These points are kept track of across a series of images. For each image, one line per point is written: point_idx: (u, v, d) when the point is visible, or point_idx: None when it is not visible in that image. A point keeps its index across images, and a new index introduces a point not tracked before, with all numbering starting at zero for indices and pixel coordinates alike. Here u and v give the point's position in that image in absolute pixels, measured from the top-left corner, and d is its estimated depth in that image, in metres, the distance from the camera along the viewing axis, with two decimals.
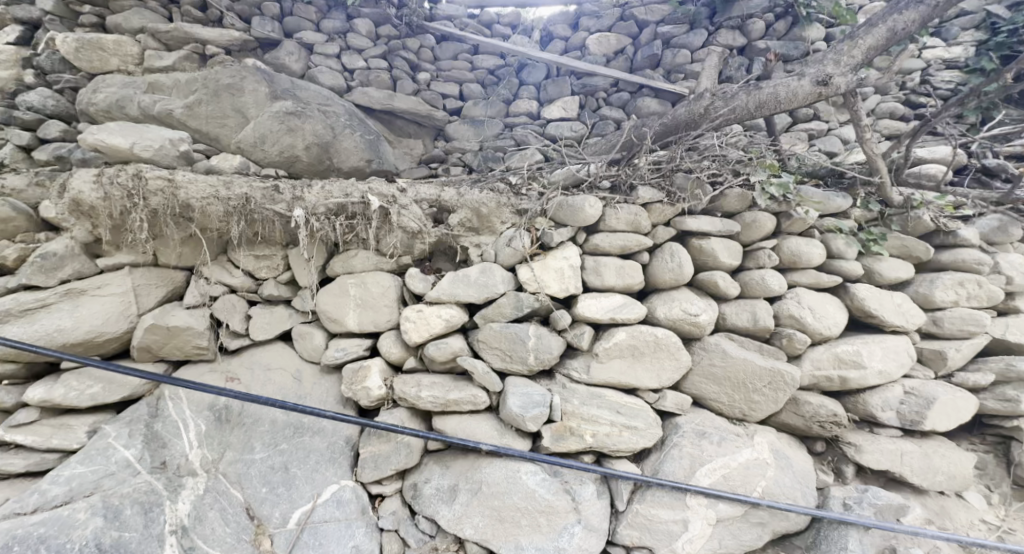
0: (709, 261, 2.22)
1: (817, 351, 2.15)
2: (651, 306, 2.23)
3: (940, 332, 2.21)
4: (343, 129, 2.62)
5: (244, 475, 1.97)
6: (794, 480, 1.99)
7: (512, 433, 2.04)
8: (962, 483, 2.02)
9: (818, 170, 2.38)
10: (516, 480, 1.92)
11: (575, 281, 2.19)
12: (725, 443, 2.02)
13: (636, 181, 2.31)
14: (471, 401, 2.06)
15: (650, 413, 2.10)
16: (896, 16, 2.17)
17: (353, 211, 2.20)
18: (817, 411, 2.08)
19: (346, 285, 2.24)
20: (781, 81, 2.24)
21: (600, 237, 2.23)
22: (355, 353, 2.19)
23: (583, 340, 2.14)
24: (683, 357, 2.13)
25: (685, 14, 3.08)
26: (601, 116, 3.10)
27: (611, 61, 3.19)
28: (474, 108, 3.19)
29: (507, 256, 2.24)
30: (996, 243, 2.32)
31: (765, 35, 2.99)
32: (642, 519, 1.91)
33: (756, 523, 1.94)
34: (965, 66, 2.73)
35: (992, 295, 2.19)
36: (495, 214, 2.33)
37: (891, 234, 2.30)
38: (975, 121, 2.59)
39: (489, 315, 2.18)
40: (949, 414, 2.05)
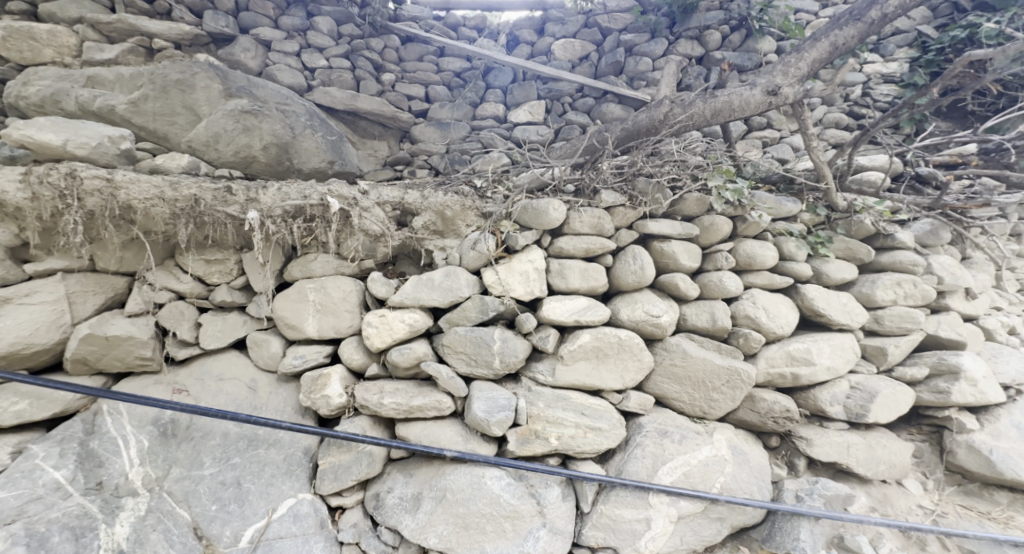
0: (669, 263, 2.28)
1: (771, 350, 2.24)
2: (614, 308, 2.27)
3: (881, 329, 2.34)
4: (303, 129, 2.54)
5: (191, 492, 1.86)
6: (750, 475, 2.06)
7: (477, 438, 2.02)
8: (902, 471, 2.15)
9: (770, 176, 2.49)
10: (480, 486, 1.90)
11: (539, 284, 2.19)
12: (686, 441, 2.07)
13: (599, 185, 2.33)
14: (435, 407, 2.03)
15: (614, 413, 2.13)
16: (837, 31, 2.30)
17: (312, 214, 2.13)
18: (771, 407, 2.16)
19: (304, 290, 2.16)
20: (735, 90, 2.34)
21: (564, 240, 2.25)
22: (314, 361, 2.12)
23: (549, 343, 2.14)
24: (645, 357, 2.18)
25: (646, 23, 3.16)
26: (567, 121, 3.13)
27: (576, 67, 3.23)
28: (440, 110, 3.16)
29: (472, 259, 2.22)
30: (928, 246, 2.48)
31: (721, 47, 3.11)
32: (606, 520, 1.93)
33: (715, 518, 1.99)
34: (900, 81, 2.92)
35: (927, 294, 2.33)
36: (460, 217, 2.33)
37: (837, 237, 2.43)
38: (909, 131, 2.79)
39: (454, 319, 2.16)
40: (890, 406, 2.17)
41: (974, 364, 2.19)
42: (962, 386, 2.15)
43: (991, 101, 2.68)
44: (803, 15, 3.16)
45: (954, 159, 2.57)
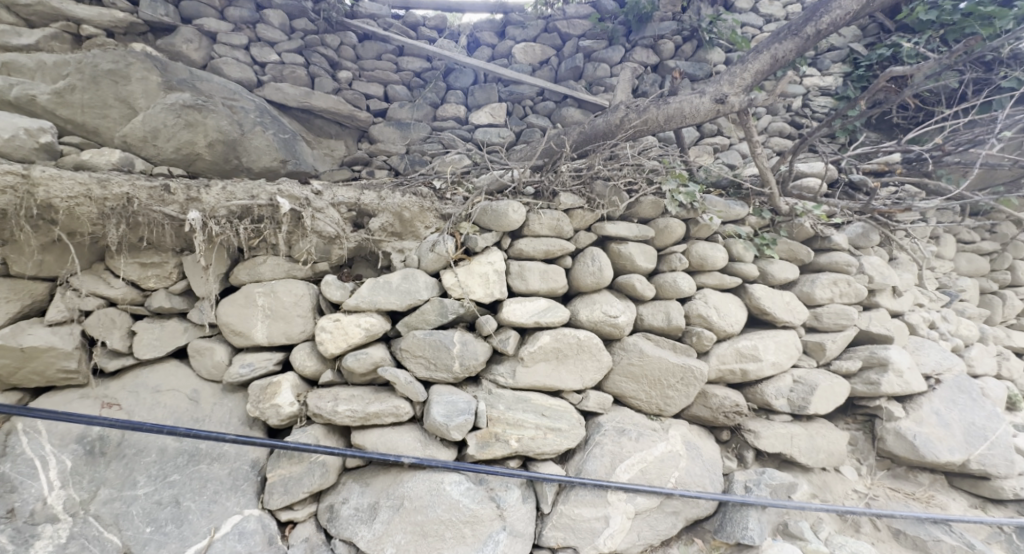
0: (626, 264, 2.33)
1: (722, 347, 2.34)
2: (574, 308, 2.30)
3: (820, 326, 2.49)
4: (253, 126, 2.42)
5: (122, 515, 1.73)
6: (703, 468, 2.13)
7: (436, 443, 1.99)
8: (839, 459, 2.29)
9: (720, 181, 2.60)
10: (439, 492, 1.87)
11: (499, 285, 2.19)
12: (642, 438, 2.12)
13: (557, 188, 2.35)
14: (393, 413, 1.98)
15: (574, 413, 2.16)
16: (777, 45, 2.43)
17: (260, 214, 2.03)
18: (723, 402, 2.24)
19: (252, 294, 2.06)
20: (686, 98, 2.41)
21: (524, 242, 2.26)
22: (263, 368, 2.02)
23: (509, 345, 2.14)
24: (604, 357, 2.22)
25: (604, 30, 3.23)
26: (528, 124, 3.14)
27: (537, 70, 3.25)
28: (400, 109, 3.10)
29: (430, 261, 2.19)
30: (860, 247, 2.67)
31: (675, 56, 3.22)
32: (567, 520, 1.94)
33: (671, 513, 2.05)
34: (835, 93, 3.13)
35: (859, 292, 2.51)
36: (418, 219, 2.29)
37: (780, 239, 2.57)
38: (844, 141, 2.98)
39: (412, 322, 2.13)
40: (829, 398, 2.31)
41: (900, 356, 2.37)
42: (891, 377, 2.32)
43: (913, 115, 2.91)
44: (749, 29, 3.32)
45: (881, 167, 2.77)
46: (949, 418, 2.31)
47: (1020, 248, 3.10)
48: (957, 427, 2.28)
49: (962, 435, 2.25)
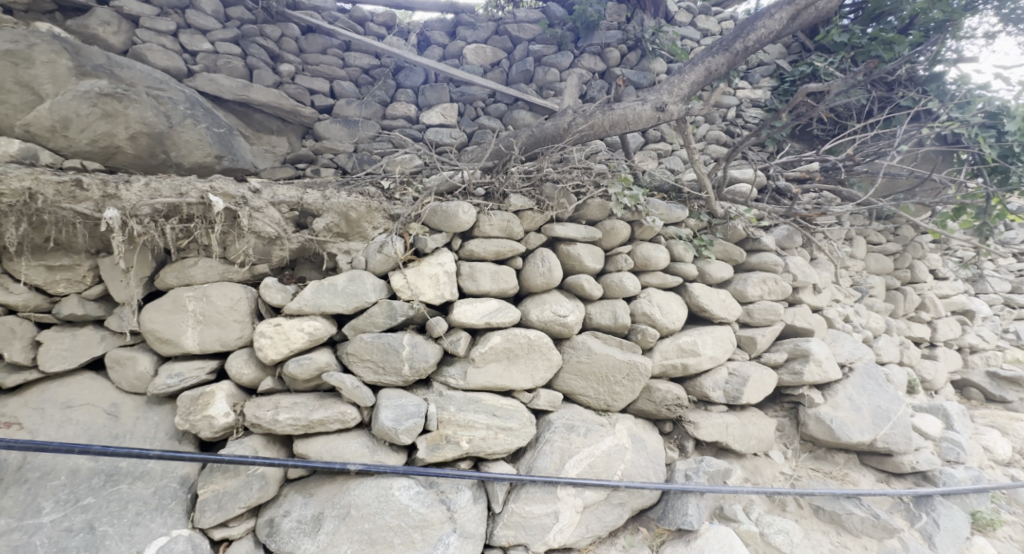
0: (575, 265, 2.39)
1: (664, 343, 2.46)
2: (524, 309, 2.33)
3: (752, 321, 2.68)
4: (182, 119, 2.27)
5: (24, 546, 1.56)
6: (647, 460, 2.23)
7: (385, 448, 1.96)
8: (768, 444, 2.47)
9: (662, 186, 2.73)
10: (387, 498, 1.84)
11: (449, 286, 2.18)
12: (590, 434, 2.18)
13: (507, 189, 2.38)
14: (339, 419, 1.92)
15: (525, 412, 2.19)
16: (711, 58, 2.59)
17: (189, 213, 1.91)
18: (665, 396, 2.35)
19: (182, 298, 1.93)
20: (629, 105, 2.52)
21: (474, 243, 2.26)
22: (194, 378, 1.90)
23: (459, 346, 2.14)
24: (553, 356, 2.26)
25: (553, 35, 3.30)
26: (480, 125, 3.15)
27: (487, 72, 3.26)
28: (347, 107, 3.01)
29: (378, 262, 2.15)
30: (786, 248, 2.89)
31: (621, 64, 3.35)
32: (517, 517, 1.97)
33: (617, 504, 2.12)
34: (764, 106, 3.37)
35: (785, 289, 2.72)
36: (366, 219, 2.23)
37: (716, 241, 2.73)
38: (772, 150, 3.21)
39: (360, 326, 2.08)
40: (759, 388, 2.49)
41: (819, 348, 2.59)
42: (812, 366, 2.53)
43: (830, 127, 3.19)
44: (688, 41, 3.51)
45: (803, 175, 3.00)
46: (860, 402, 2.55)
47: (918, 248, 3.48)
48: (866, 410, 2.52)
49: (870, 417, 2.49)
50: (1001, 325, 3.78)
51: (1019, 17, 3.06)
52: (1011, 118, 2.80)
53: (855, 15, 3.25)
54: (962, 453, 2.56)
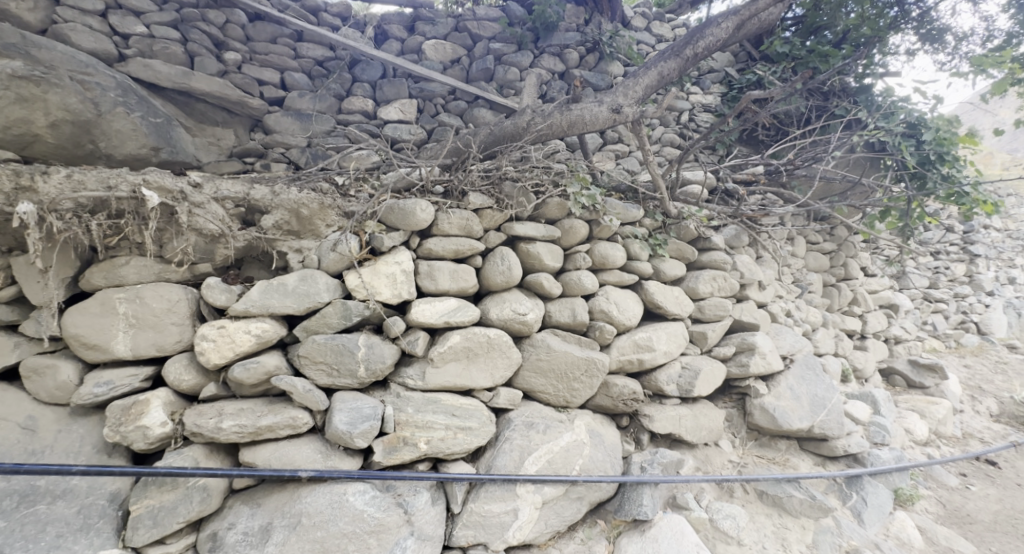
0: (535, 263, 2.40)
1: (621, 340, 2.52)
2: (484, 307, 2.32)
3: (703, 317, 2.79)
4: (113, 107, 2.10)
5: None
6: (604, 454, 2.27)
7: (339, 453, 1.90)
8: (717, 434, 2.59)
9: (619, 186, 2.79)
10: (341, 505, 1.79)
11: (407, 285, 2.14)
12: (549, 430, 2.20)
13: (466, 187, 2.36)
14: (290, 425, 1.85)
15: (484, 411, 2.18)
16: (663, 63, 2.68)
17: (120, 208, 1.78)
18: (622, 391, 2.41)
19: (111, 300, 1.80)
20: (587, 106, 2.56)
21: (433, 241, 2.23)
22: (126, 386, 1.77)
23: (417, 346, 2.11)
24: (513, 354, 2.27)
25: (513, 34, 3.30)
26: (440, 122, 3.10)
27: (447, 69, 3.21)
28: (300, 99, 2.88)
29: (332, 261, 2.08)
30: (734, 247, 3.02)
31: (579, 66, 3.40)
32: (476, 517, 1.96)
33: (575, 499, 2.15)
34: (715, 111, 3.49)
35: (733, 286, 2.85)
36: (319, 216, 2.16)
37: (670, 240, 2.82)
38: (722, 153, 3.33)
39: (313, 327, 2.01)
40: (710, 381, 2.60)
41: (764, 341, 2.74)
42: (757, 359, 2.67)
43: (774, 133, 3.36)
44: (644, 46, 3.60)
45: (750, 177, 3.14)
46: (800, 392, 2.71)
47: (851, 248, 3.74)
48: (805, 399, 2.68)
49: (808, 405, 2.65)
50: (921, 317, 4.13)
51: (936, 37, 3.34)
52: (928, 128, 3.07)
53: (796, 28, 3.46)
54: (888, 435, 2.78)
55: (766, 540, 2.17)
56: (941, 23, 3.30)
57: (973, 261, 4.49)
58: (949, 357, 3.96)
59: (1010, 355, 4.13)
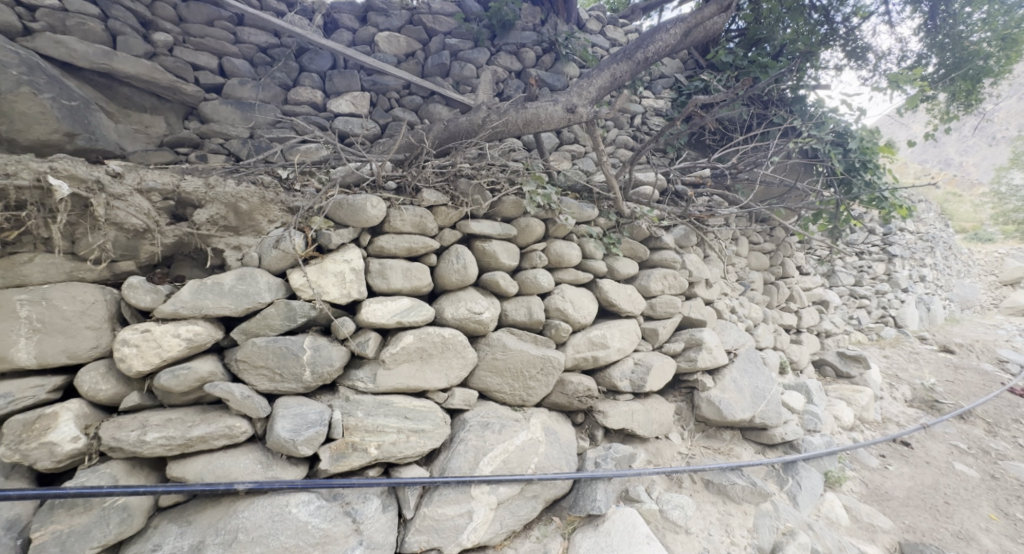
0: (490, 262, 2.38)
1: (576, 338, 2.55)
2: (439, 307, 2.27)
3: (655, 314, 2.87)
4: (16, 86, 1.88)
5: None
6: (560, 451, 2.28)
7: (281, 462, 1.80)
8: (667, 427, 2.67)
9: (574, 185, 2.81)
10: (283, 517, 1.70)
11: (357, 284, 2.06)
12: (505, 430, 2.18)
13: (420, 183, 2.29)
14: (226, 434, 1.74)
15: (439, 413, 2.13)
16: (615, 66, 2.73)
17: (22, 200, 1.61)
18: (577, 388, 2.44)
19: (12, 302, 1.61)
20: (542, 105, 2.55)
21: (385, 238, 2.15)
22: (29, 399, 1.59)
23: (368, 348, 2.04)
24: (469, 354, 2.23)
25: (469, 30, 3.25)
26: (394, 117, 3.01)
27: (402, 62, 3.12)
28: (241, 88, 2.71)
29: (275, 259, 1.97)
30: (683, 247, 3.13)
31: (536, 65, 3.40)
32: (430, 521, 1.91)
33: (531, 497, 2.14)
34: (665, 115, 3.59)
35: (682, 284, 2.94)
36: (260, 211, 2.05)
37: (624, 239, 2.87)
38: (672, 156, 3.43)
39: (253, 329, 1.90)
40: (660, 376, 2.67)
41: (710, 336, 2.85)
42: (704, 353, 2.78)
43: (720, 137, 3.50)
44: (598, 49, 3.66)
45: (697, 179, 3.25)
46: (742, 384, 2.84)
47: (788, 248, 3.96)
48: (748, 391, 2.81)
49: (750, 397, 2.79)
50: (848, 312, 4.45)
51: (860, 54, 3.60)
52: (853, 138, 3.30)
53: (739, 39, 3.64)
54: (819, 422, 2.96)
55: (711, 527, 2.25)
56: (864, 42, 3.57)
57: (890, 261, 4.88)
58: (871, 349, 4.29)
59: (922, 346, 4.53)
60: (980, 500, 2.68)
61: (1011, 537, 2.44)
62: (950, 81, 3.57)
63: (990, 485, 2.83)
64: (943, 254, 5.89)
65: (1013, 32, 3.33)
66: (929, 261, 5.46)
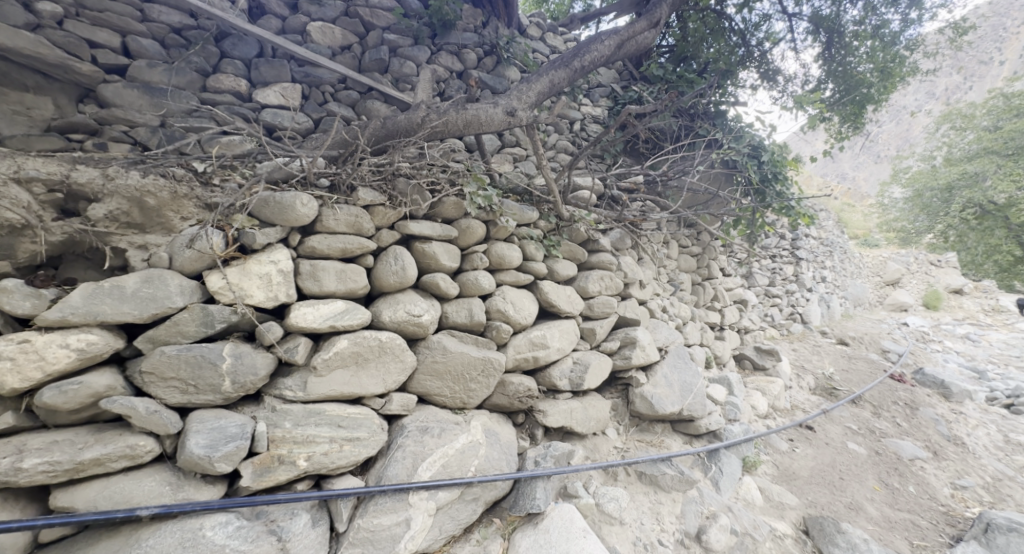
0: (430, 263, 2.32)
1: (517, 339, 2.55)
2: (376, 310, 2.19)
3: (593, 314, 2.94)
4: None
5: None
6: (500, 452, 2.25)
7: (195, 482, 1.66)
8: (604, 423, 2.75)
9: (516, 188, 2.82)
10: (195, 543, 1.55)
11: (285, 287, 1.93)
12: (444, 433, 2.13)
13: (355, 182, 2.20)
14: (127, 455, 1.57)
15: (375, 419, 2.05)
16: (553, 72, 2.78)
17: None
18: (518, 388, 2.44)
19: None
20: (482, 106, 2.54)
21: (317, 238, 2.04)
22: None
23: (297, 354, 1.92)
24: (407, 357, 2.17)
25: (408, 27, 3.17)
26: (329, 111, 2.86)
27: (337, 55, 2.98)
28: (151, 71, 2.46)
29: (189, 260, 1.81)
30: (619, 249, 3.24)
31: (477, 67, 3.38)
32: (364, 533, 1.82)
33: (471, 500, 2.10)
34: (603, 122, 3.70)
35: (618, 285, 3.05)
36: (171, 207, 1.88)
37: (563, 241, 2.93)
38: (609, 162, 3.54)
39: (162, 336, 1.73)
40: (598, 374, 2.74)
41: (643, 335, 2.98)
42: (638, 351, 2.90)
43: (652, 146, 3.66)
44: (538, 55, 3.71)
45: (631, 185, 3.38)
46: (672, 379, 2.99)
47: (712, 251, 4.23)
48: (677, 386, 2.96)
49: (679, 390, 2.93)
50: (763, 310, 4.82)
51: (771, 76, 3.94)
52: (766, 152, 3.60)
53: (668, 55, 3.86)
54: (739, 412, 3.18)
55: (644, 517, 2.34)
56: (774, 65, 3.91)
57: (798, 264, 5.36)
58: (783, 343, 4.68)
59: (823, 339, 5.02)
60: (867, 473, 3.02)
61: (890, 504, 2.76)
62: (842, 105, 3.99)
63: (875, 460, 3.19)
64: (840, 257, 6.57)
65: (889, 66, 3.83)
66: (830, 264, 6.06)
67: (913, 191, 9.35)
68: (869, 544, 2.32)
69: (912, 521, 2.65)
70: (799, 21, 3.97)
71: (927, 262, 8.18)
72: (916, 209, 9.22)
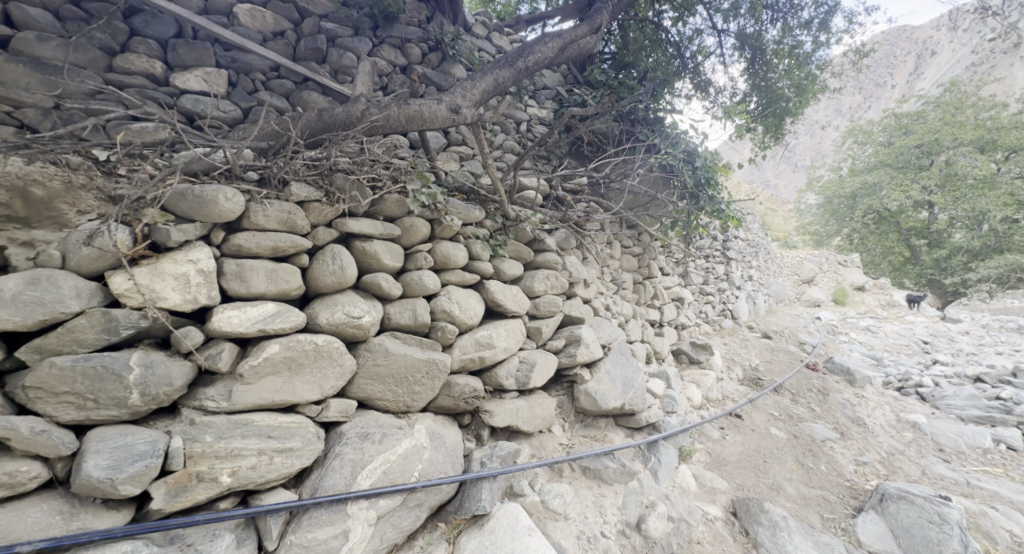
0: (371, 262, 2.22)
1: (463, 339, 2.51)
2: (312, 311, 2.06)
3: (539, 313, 2.95)
4: None
5: None
6: (446, 454, 2.19)
7: (93, 508, 1.49)
8: (550, 421, 2.76)
9: (462, 187, 2.76)
10: None
11: (205, 288, 1.77)
12: (386, 439, 2.03)
13: (287, 176, 2.06)
14: (6, 482, 1.39)
15: (311, 428, 1.92)
16: (497, 71, 2.75)
17: None
18: (464, 389, 2.40)
19: None
20: (425, 102, 2.42)
21: (244, 236, 1.89)
22: None
23: (221, 362, 1.77)
24: (346, 361, 2.05)
25: (348, 17, 3.02)
26: (258, 101, 2.67)
27: (268, 42, 2.79)
28: (43, 45, 2.17)
29: (88, 258, 1.61)
30: (564, 249, 3.28)
31: (421, 63, 3.30)
32: (297, 549, 1.71)
33: (415, 506, 2.03)
34: (548, 123, 3.72)
35: (563, 285, 3.08)
36: (64, 198, 1.67)
37: (509, 241, 2.91)
38: (554, 163, 3.56)
39: (52, 346, 1.54)
40: (544, 372, 2.75)
41: (587, 332, 3.03)
42: (582, 348, 2.95)
43: (596, 148, 3.72)
44: (485, 54, 3.68)
45: (575, 187, 3.43)
46: (615, 375, 3.06)
47: (652, 251, 4.39)
48: (620, 381, 3.03)
49: (621, 386, 3.01)
50: (698, 307, 5.07)
51: (704, 87, 4.14)
52: (699, 158, 3.78)
53: (610, 62, 3.97)
54: (676, 404, 3.31)
55: (587, 511, 2.38)
56: (706, 77, 4.12)
57: (728, 264, 5.69)
58: (715, 338, 4.95)
59: (750, 334, 5.37)
60: (787, 456, 3.25)
61: (806, 483, 2.99)
62: (764, 116, 4.28)
63: (793, 443, 3.44)
64: (764, 257, 7.07)
65: (803, 83, 4.15)
66: (755, 264, 6.50)
67: (825, 198, 10.26)
68: (788, 520, 2.50)
69: (823, 497, 2.88)
70: (727, 37, 4.20)
71: (836, 261, 8.99)
72: (827, 215, 10.14)
